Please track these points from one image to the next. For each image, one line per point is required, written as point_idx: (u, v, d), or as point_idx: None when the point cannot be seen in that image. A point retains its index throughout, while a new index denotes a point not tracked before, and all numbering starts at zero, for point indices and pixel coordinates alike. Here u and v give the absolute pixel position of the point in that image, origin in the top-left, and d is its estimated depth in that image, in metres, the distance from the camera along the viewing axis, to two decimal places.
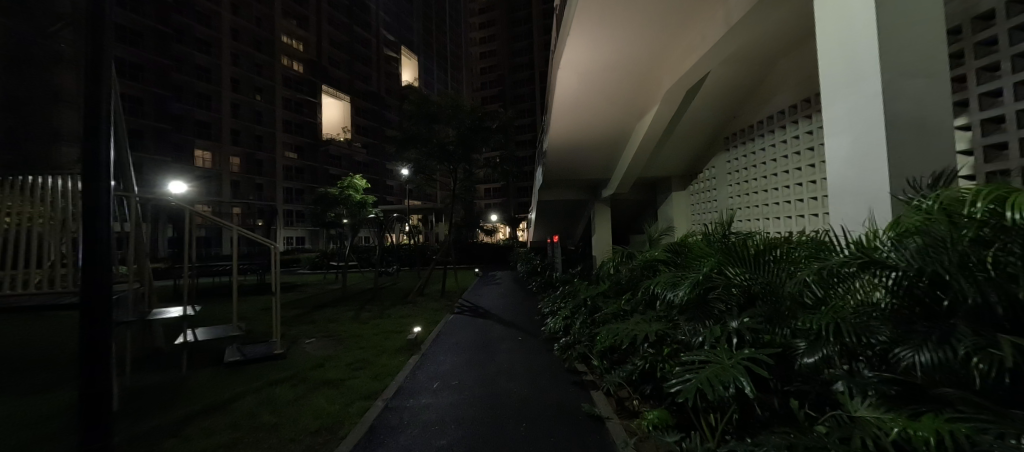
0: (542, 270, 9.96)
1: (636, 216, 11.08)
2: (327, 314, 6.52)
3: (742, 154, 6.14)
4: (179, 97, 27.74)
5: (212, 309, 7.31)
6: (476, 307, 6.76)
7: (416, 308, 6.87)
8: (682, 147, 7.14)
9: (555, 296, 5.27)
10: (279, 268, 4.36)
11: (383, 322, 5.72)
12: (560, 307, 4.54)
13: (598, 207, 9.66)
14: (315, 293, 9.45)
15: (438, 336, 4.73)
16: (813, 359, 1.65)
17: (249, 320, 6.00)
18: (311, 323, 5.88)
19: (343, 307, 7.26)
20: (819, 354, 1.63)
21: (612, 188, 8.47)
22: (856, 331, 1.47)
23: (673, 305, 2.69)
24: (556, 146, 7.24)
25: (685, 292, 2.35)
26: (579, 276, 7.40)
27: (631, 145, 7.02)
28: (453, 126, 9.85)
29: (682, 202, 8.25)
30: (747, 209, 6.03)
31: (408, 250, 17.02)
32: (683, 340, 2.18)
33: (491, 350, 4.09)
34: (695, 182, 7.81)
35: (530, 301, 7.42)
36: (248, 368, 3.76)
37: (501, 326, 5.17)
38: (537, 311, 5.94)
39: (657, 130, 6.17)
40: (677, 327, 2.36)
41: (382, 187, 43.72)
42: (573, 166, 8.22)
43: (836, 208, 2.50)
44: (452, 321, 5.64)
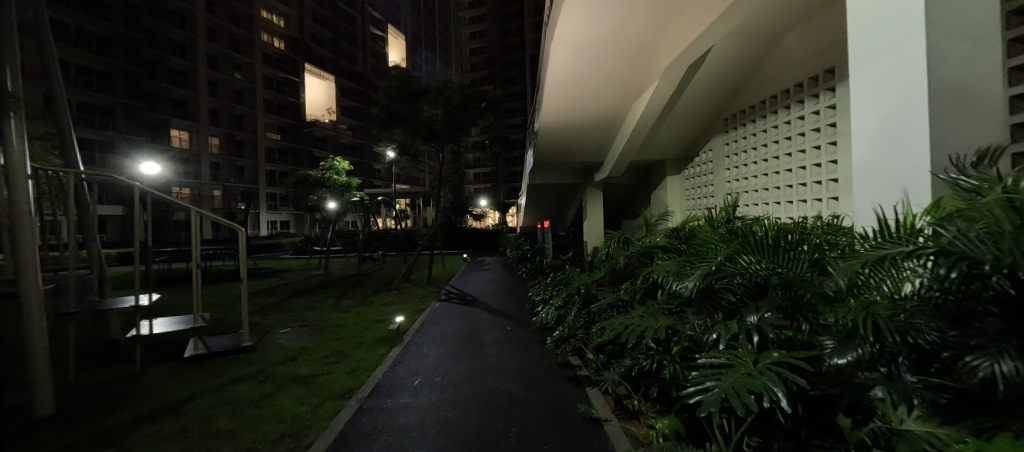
0: (532, 256, 9.71)
1: (628, 200, 10.88)
2: (305, 302, 6.17)
3: (741, 137, 5.94)
4: (150, 73, 26.16)
5: (182, 296, 6.87)
6: (464, 294, 6.53)
7: (401, 295, 6.56)
8: (679, 130, 6.87)
9: (546, 284, 5.04)
10: (248, 254, 3.97)
11: (365, 310, 5.41)
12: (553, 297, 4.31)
13: (590, 191, 9.37)
14: (295, 280, 9.03)
15: (423, 325, 4.46)
16: (843, 361, 1.42)
17: (219, 309, 5.60)
18: (287, 312, 5.52)
19: (324, 294, 6.91)
20: (852, 355, 1.40)
21: (606, 171, 8.17)
22: (903, 332, 1.23)
23: (679, 295, 2.45)
24: (548, 125, 6.85)
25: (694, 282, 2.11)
26: (571, 262, 7.20)
27: (626, 127, 6.69)
28: (441, 105, 9.30)
29: (675, 187, 8.06)
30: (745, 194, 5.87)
31: (394, 235, 16.59)
32: (693, 337, 1.94)
33: (479, 341, 3.84)
34: (690, 167, 7.59)
35: (519, 287, 7.19)
36: (211, 362, 3.41)
37: (489, 314, 4.94)
38: (528, 299, 5.72)
39: (654, 111, 5.84)
40: (683, 321, 2.13)
41: (369, 171, 42.69)
42: (566, 149, 7.87)
43: (861, 190, 2.26)
44: (438, 309, 5.38)
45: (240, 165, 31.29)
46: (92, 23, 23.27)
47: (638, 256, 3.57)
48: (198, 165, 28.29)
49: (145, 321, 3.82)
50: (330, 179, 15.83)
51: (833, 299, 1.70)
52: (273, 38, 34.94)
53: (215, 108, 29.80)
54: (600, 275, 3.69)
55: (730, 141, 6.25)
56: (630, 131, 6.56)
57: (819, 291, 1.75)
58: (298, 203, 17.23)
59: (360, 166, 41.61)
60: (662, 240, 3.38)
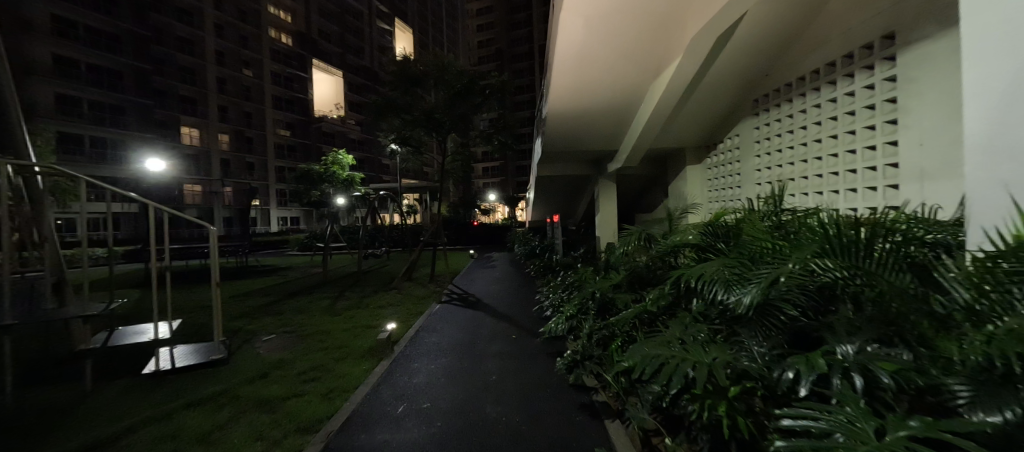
0: (540, 252, 9.21)
1: (642, 193, 10.25)
2: (298, 304, 5.77)
3: (774, 119, 5.26)
4: (160, 71, 26.27)
5: (175, 296, 6.59)
6: (466, 295, 6.08)
7: (399, 296, 6.12)
8: (701, 113, 6.22)
9: (555, 286, 4.53)
10: (214, 254, 3.48)
11: (359, 313, 5.01)
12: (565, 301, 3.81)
13: (602, 183, 8.77)
14: (295, 278, 8.73)
15: (417, 332, 4.01)
16: (1002, 420, 0.84)
17: (206, 312, 5.26)
18: (276, 315, 5.13)
19: (319, 295, 6.50)
20: (1014, 412, 0.83)
21: (620, 161, 7.56)
22: None
23: (728, 311, 1.91)
24: (556, 111, 6.26)
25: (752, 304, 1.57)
26: (582, 260, 6.67)
27: (643, 111, 6.06)
28: (443, 93, 8.75)
29: (696, 177, 7.42)
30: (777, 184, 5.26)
31: (400, 231, 16.23)
32: (762, 375, 1.42)
33: (479, 354, 3.36)
34: (712, 155, 6.95)
35: (525, 287, 6.71)
36: (175, 378, 3.03)
37: (492, 319, 4.48)
38: (536, 302, 5.22)
39: (674, 93, 5.21)
40: (740, 351, 1.59)
41: (376, 167, 42.51)
42: (575, 139, 7.28)
43: (982, 171, 1.65)
44: (437, 313, 4.92)
45: (250, 161, 31.39)
46: (103, 22, 23.37)
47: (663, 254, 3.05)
48: (209, 162, 28.43)
49: (104, 335, 3.40)
50: (333, 174, 15.44)
51: (954, 323, 1.21)
52: (280, 34, 34.89)
53: (224, 105, 29.89)
54: (616, 277, 3.13)
55: (760, 125, 5.58)
56: (646, 116, 5.94)
57: (938, 315, 1.25)
58: (303, 199, 16.98)
59: (367, 161, 41.43)
60: (694, 238, 2.85)
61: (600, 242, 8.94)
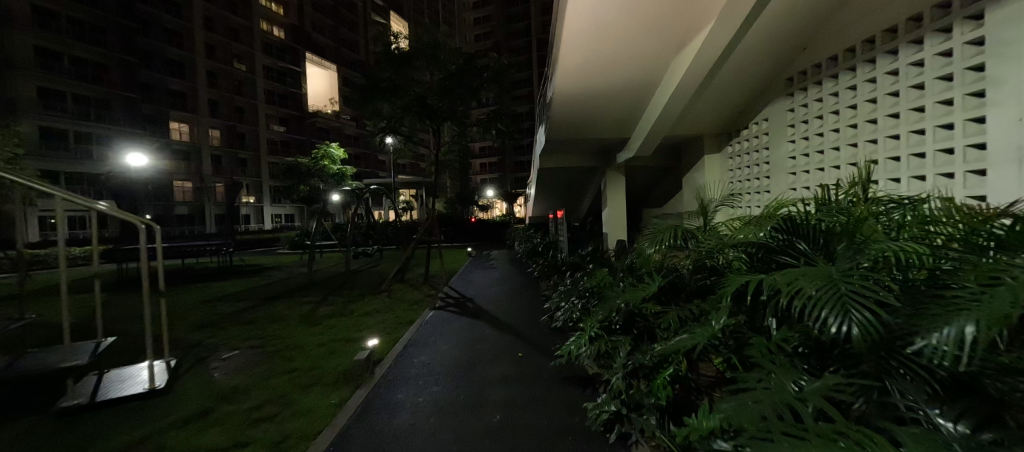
0: (543, 250, 8.61)
1: (651, 186, 9.63)
2: (272, 311, 5.10)
3: (813, 99, 4.59)
4: (148, 64, 25.35)
5: (141, 302, 5.93)
6: (463, 299, 5.46)
7: (388, 302, 5.47)
8: (726, 94, 5.54)
9: (566, 291, 3.89)
10: (148, 256, 2.73)
11: (340, 323, 4.39)
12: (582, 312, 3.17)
13: (610, 175, 8.13)
14: (279, 279, 8.08)
15: (405, 349, 3.37)
16: None
17: (166, 323, 4.61)
18: (246, 326, 4.47)
19: (300, 299, 5.83)
20: None
21: (631, 150, 6.89)
22: None
23: (861, 352, 1.25)
24: (563, 93, 5.56)
25: (954, 354, 0.91)
26: (591, 259, 6.07)
27: (662, 93, 5.38)
28: (438, 77, 7.99)
29: (715, 167, 6.78)
30: (815, 173, 4.62)
31: (395, 227, 15.54)
32: None
33: (478, 381, 2.71)
34: (735, 142, 6.32)
35: (528, 289, 6.11)
36: (93, 417, 2.39)
37: (493, 330, 3.87)
38: (543, 308, 4.59)
39: (702, 70, 4.52)
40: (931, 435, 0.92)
41: (372, 162, 41.73)
42: (583, 126, 6.58)
43: None
44: (431, 322, 4.30)
45: (242, 157, 30.57)
46: (87, 13, 22.45)
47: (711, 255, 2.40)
48: (200, 158, 27.57)
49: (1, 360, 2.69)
50: (322, 167, 14.59)
51: None
52: (272, 26, 33.88)
53: (215, 99, 29.01)
54: (654, 285, 2.46)
55: (795, 106, 4.92)
56: (666, 98, 5.26)
57: None
58: (292, 195, 16.19)
59: (363, 157, 40.63)
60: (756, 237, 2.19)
61: (607, 238, 8.33)
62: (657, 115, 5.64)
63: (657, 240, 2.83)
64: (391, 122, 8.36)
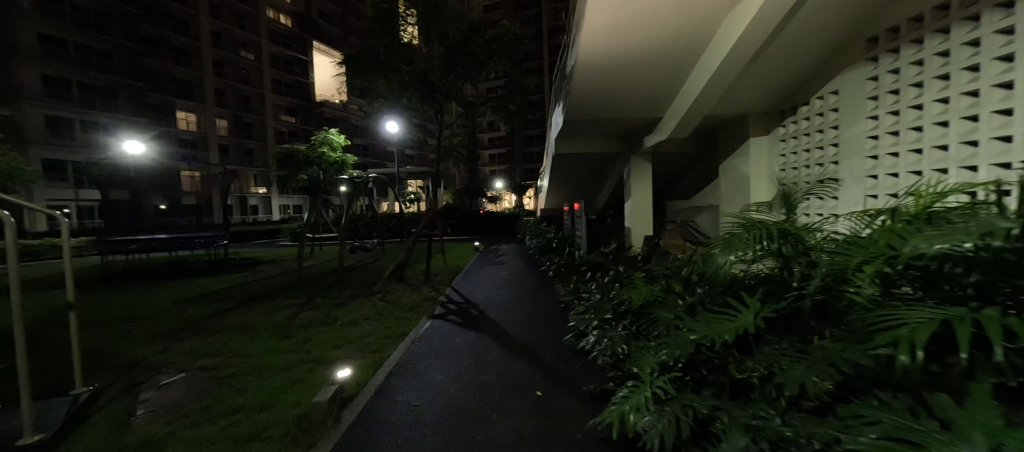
0: (558, 247, 7.79)
1: (678, 176, 8.71)
2: (245, 318, 4.37)
3: (906, 62, 3.45)
4: (153, 52, 24.92)
5: (106, 304, 5.32)
6: (466, 304, 4.71)
7: (381, 307, 4.72)
8: (781, 64, 4.49)
9: (595, 304, 3.07)
10: (18, 259, 1.93)
11: (318, 334, 3.69)
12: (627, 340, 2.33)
13: (635, 163, 7.25)
14: (269, 275, 7.44)
15: (386, 381, 2.60)
16: None
17: (121, 332, 3.95)
18: (208, 337, 3.74)
19: (282, 302, 5.09)
20: None
21: (663, 132, 5.92)
22: None
23: None
24: (584, 63, 4.61)
25: None
26: (617, 260, 5.25)
27: (706, 64, 4.41)
28: (443, 51, 7.02)
29: (763, 152, 5.76)
30: (904, 156, 3.57)
31: (400, 220, 14.79)
32: None
33: (477, 442, 1.90)
34: (790, 121, 5.27)
35: (542, 292, 5.34)
36: None
37: (501, 352, 3.09)
38: (563, 322, 3.77)
39: (762, 31, 3.53)
40: None
41: (379, 153, 41.07)
42: (607, 104, 5.62)
43: None
44: (427, 337, 3.52)
45: (249, 147, 30.16)
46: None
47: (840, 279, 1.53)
48: (206, 149, 27.22)
49: None
50: (321, 155, 13.85)
51: None
52: (278, 14, 33.10)
53: (221, 89, 28.62)
54: (752, 319, 1.62)
55: (877, 73, 3.82)
56: (710, 71, 4.31)
57: None
58: (292, 185, 15.52)
59: (370, 148, 39.99)
60: (935, 260, 1.26)
61: (630, 234, 7.45)
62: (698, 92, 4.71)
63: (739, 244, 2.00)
64: (391, 102, 7.43)
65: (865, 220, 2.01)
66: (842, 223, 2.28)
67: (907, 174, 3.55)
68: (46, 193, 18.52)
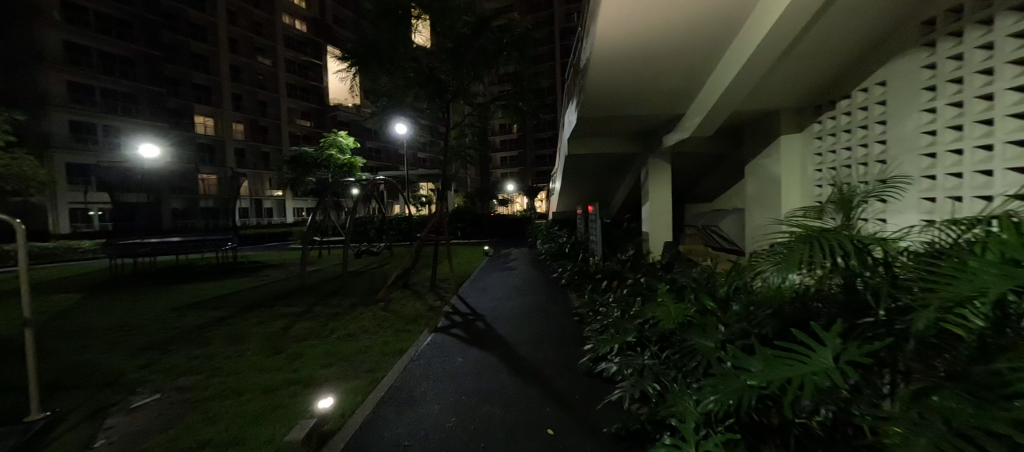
0: (570, 252, 7.40)
1: (698, 178, 8.24)
2: (237, 330, 4.12)
3: (971, 46, 2.96)
4: (173, 59, 25.58)
5: (105, 310, 5.19)
6: (471, 316, 4.37)
7: (381, 317, 4.43)
8: (820, 57, 4.02)
9: (614, 323, 2.69)
10: None
11: (311, 348, 3.41)
12: (660, 373, 1.95)
13: (653, 163, 6.83)
14: (272, 280, 7.27)
15: (372, 411, 2.28)
16: None
17: (108, 343, 3.76)
18: (194, 351, 3.50)
19: (279, 311, 4.83)
20: None
21: (684, 131, 5.49)
22: None
23: None
24: (598, 55, 4.24)
25: None
26: (635, 268, 4.85)
27: (736, 54, 3.97)
28: (449, 46, 6.69)
29: (796, 151, 5.25)
30: (969, 154, 3.07)
31: (409, 223, 14.60)
32: None
33: None
34: (827, 117, 4.76)
35: (553, 302, 4.97)
36: None
37: (507, 375, 2.74)
38: (576, 339, 3.40)
39: (804, 16, 3.06)
40: None
41: (391, 156, 41.33)
42: (623, 100, 5.23)
43: None
44: (427, 355, 3.19)
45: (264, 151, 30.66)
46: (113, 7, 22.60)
47: (949, 312, 1.13)
48: (223, 152, 27.75)
49: None
50: (330, 158, 13.78)
51: None
52: (294, 20, 33.74)
53: (238, 93, 29.21)
54: (832, 361, 1.22)
55: (931, 61, 3.34)
56: (740, 62, 3.88)
57: None
58: (302, 188, 15.51)
59: (382, 151, 40.28)
60: None
61: (648, 238, 7.01)
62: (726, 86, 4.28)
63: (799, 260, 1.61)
64: (396, 101, 7.14)
65: (959, 232, 1.57)
66: (924, 231, 1.84)
67: (974, 174, 3.05)
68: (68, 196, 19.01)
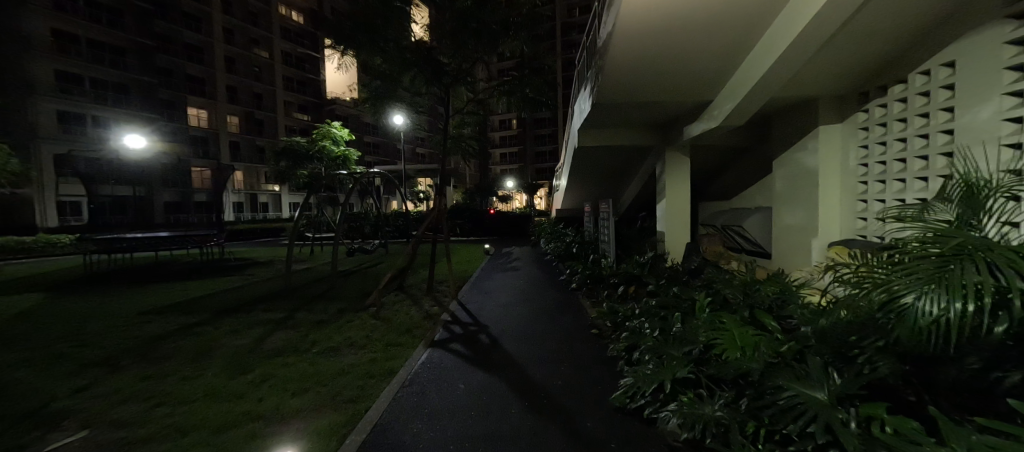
0: (578, 253, 6.90)
1: (715, 173, 7.74)
2: (203, 341, 3.58)
3: None
4: (166, 49, 24.82)
5: (63, 315, 4.66)
6: (474, 326, 3.86)
7: (371, 327, 3.92)
8: (876, 37, 3.47)
9: (656, 348, 2.16)
10: None
11: (287, 367, 2.91)
12: (738, 436, 1.40)
13: (670, 157, 6.28)
14: (258, 280, 6.74)
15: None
16: None
17: (50, 357, 3.24)
18: (146, 370, 2.96)
19: (255, 319, 4.26)
20: None
21: (712, 120, 4.96)
22: None
23: None
24: (623, 30, 3.67)
25: None
26: (658, 274, 4.36)
27: (781, 32, 3.40)
28: (450, 26, 6.08)
29: (837, 145, 4.70)
30: None
31: (405, 219, 14.05)
32: None
33: None
34: (877, 105, 4.20)
35: (564, 309, 4.46)
36: None
37: (520, 409, 2.22)
38: (599, 359, 2.88)
39: None
40: None
41: (389, 151, 40.70)
42: (645, 85, 4.68)
43: None
44: (423, 379, 2.66)
45: (259, 144, 29.96)
46: None
47: None
48: (218, 146, 27.06)
49: None
50: (322, 149, 13.22)
51: None
52: (290, 10, 32.91)
53: (233, 85, 28.49)
54: None
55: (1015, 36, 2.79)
56: (786, 43, 3.32)
57: None
58: (294, 182, 14.91)
59: (381, 146, 39.60)
60: None
61: (664, 238, 6.47)
62: (766, 70, 3.72)
63: (964, 289, 1.08)
64: (392, 87, 6.53)
65: None
66: None
67: None
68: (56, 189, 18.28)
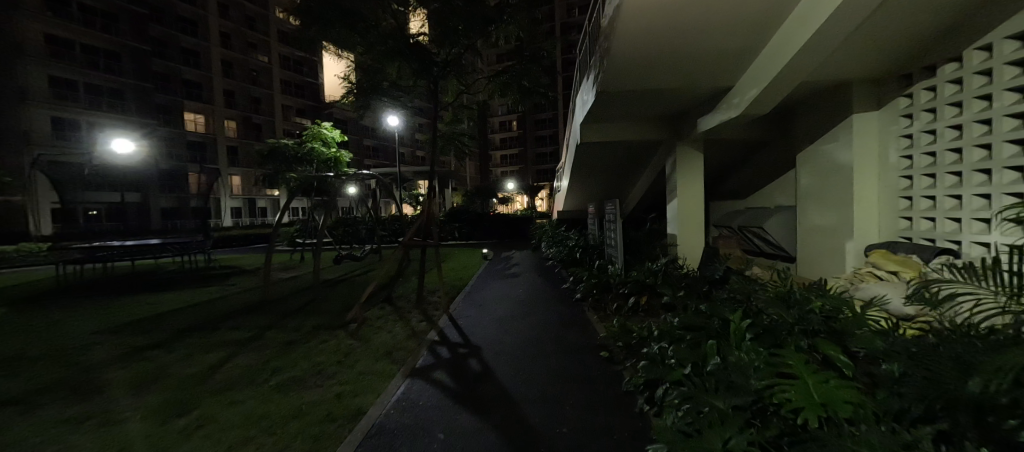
0: (583, 258, 6.35)
1: (727, 170, 7.20)
2: (149, 370, 3.08)
3: None
4: (162, 54, 24.52)
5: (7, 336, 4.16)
6: (464, 347, 3.36)
7: (348, 348, 3.43)
8: (929, 9, 2.93)
9: (690, 395, 1.63)
10: None
11: (237, 405, 2.41)
12: None
13: (682, 152, 5.75)
14: (237, 291, 6.25)
15: None
16: None
17: None
18: (67, 409, 2.47)
19: (217, 339, 3.76)
20: None
21: (732, 108, 4.43)
22: None
23: None
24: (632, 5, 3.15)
25: None
26: (673, 282, 3.84)
27: (814, 7, 2.87)
28: (443, 13, 5.57)
29: (873, 135, 4.15)
30: None
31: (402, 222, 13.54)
32: None
33: None
34: (924, 87, 3.63)
35: (569, 325, 3.95)
36: None
37: None
38: (612, 395, 2.36)
39: None
40: None
41: (389, 154, 40.23)
42: (654, 70, 4.15)
43: None
44: (390, 427, 2.14)
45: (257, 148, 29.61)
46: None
47: None
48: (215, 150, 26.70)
49: None
50: (315, 152, 12.83)
51: None
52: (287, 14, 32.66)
53: (230, 90, 28.18)
54: None
55: None
56: (819, 19, 2.79)
57: None
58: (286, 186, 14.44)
59: (380, 149, 39.17)
60: None
61: (678, 240, 5.91)
62: (794, 52, 3.20)
63: None
64: (380, 81, 6.05)
65: None
66: None
67: None
68: (46, 196, 17.76)
